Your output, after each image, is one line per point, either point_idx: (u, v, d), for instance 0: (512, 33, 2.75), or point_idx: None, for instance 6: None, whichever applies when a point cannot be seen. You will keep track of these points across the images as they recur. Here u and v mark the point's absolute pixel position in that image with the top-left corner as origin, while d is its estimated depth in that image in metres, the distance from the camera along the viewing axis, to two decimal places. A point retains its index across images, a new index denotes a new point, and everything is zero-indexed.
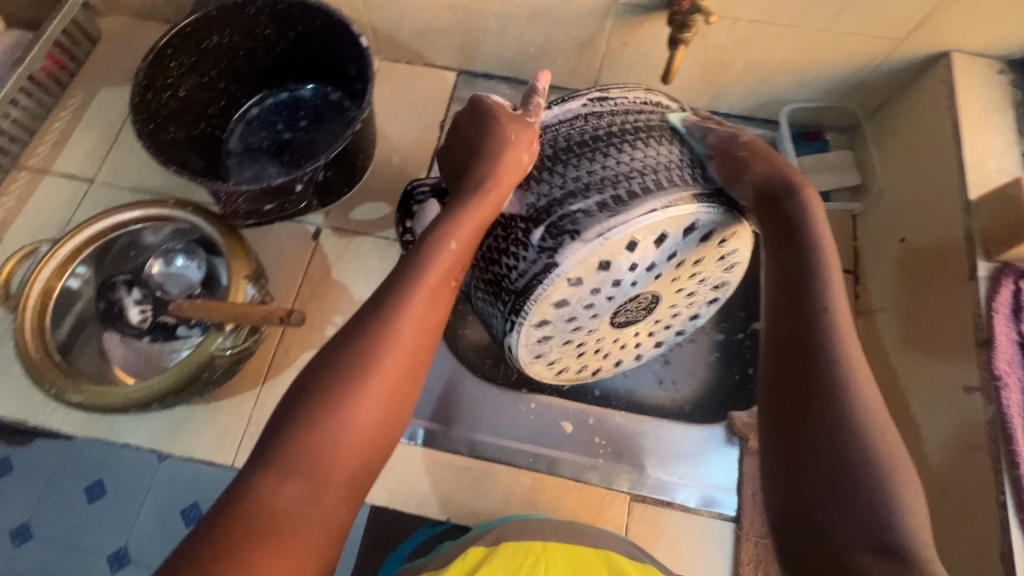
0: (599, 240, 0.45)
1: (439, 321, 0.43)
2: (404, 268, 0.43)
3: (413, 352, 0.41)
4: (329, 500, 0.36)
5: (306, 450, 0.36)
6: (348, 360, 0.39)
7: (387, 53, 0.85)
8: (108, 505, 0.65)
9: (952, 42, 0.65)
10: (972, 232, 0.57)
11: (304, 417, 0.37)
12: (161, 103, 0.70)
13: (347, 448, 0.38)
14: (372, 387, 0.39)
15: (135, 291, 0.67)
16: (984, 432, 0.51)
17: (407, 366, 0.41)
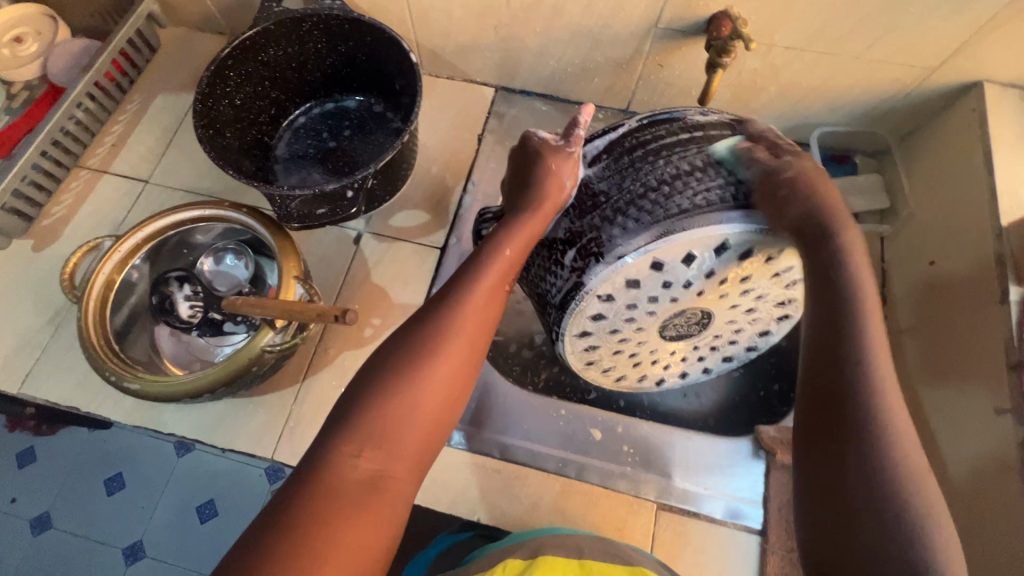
0: (619, 263, 0.50)
1: (489, 325, 0.49)
2: (457, 280, 0.50)
3: (473, 341, 0.47)
4: (401, 473, 0.42)
5: (379, 430, 0.42)
6: (410, 355, 0.45)
7: (430, 68, 0.89)
8: (128, 498, 0.70)
9: (984, 72, 0.66)
10: (1004, 257, 0.59)
11: (374, 392, 0.43)
12: (219, 110, 0.74)
13: (415, 430, 0.43)
14: (433, 379, 0.45)
15: (186, 286, 0.69)
16: (1017, 453, 0.52)
17: (462, 361, 0.46)
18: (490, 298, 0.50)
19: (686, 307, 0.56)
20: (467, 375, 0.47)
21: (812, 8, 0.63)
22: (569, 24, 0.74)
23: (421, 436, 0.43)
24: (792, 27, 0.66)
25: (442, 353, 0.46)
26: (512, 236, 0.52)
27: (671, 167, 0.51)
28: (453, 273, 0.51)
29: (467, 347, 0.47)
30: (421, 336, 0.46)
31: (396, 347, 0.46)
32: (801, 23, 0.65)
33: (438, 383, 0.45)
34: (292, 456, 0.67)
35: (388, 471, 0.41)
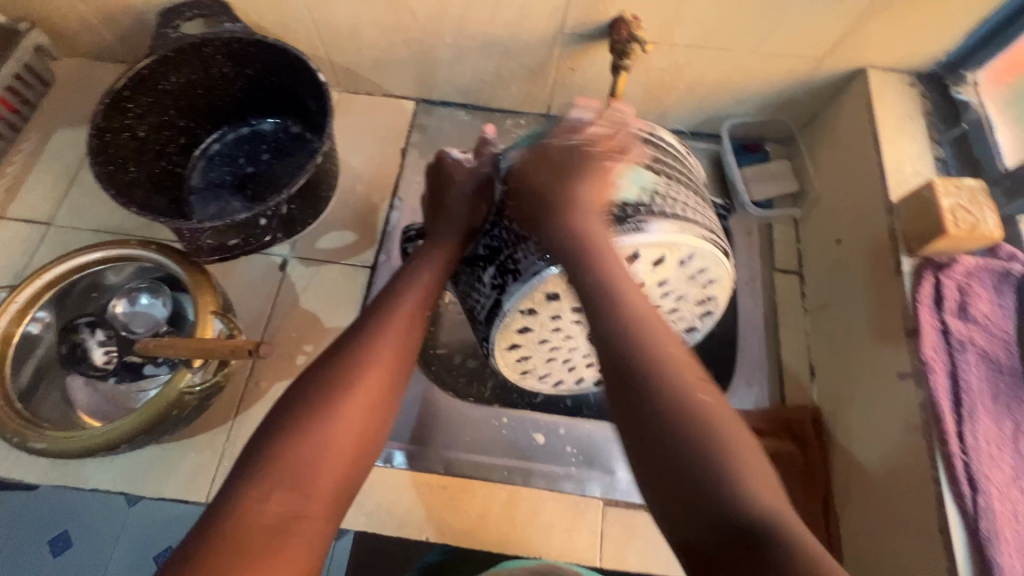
0: (535, 280, 0.51)
1: (409, 350, 0.50)
2: (373, 311, 0.51)
3: (392, 370, 0.48)
4: (314, 514, 0.41)
5: (289, 474, 0.41)
6: (324, 390, 0.45)
7: (347, 86, 0.88)
8: (71, 558, 0.63)
9: (866, 59, 0.71)
10: (895, 232, 0.63)
11: (285, 434, 0.43)
12: (120, 144, 0.70)
13: (329, 467, 0.42)
14: (348, 411, 0.45)
15: (98, 332, 0.65)
16: (918, 414, 0.55)
17: (381, 392, 0.47)
18: (411, 323, 0.50)
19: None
20: (386, 405, 0.47)
21: (704, 8, 0.66)
22: (478, 34, 0.74)
23: (339, 472, 0.43)
24: (688, 27, 0.69)
25: (356, 386, 0.46)
26: (431, 260, 0.55)
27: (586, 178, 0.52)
28: (371, 304, 0.52)
29: (384, 377, 0.47)
30: (333, 372, 0.46)
31: (309, 383, 0.46)
32: (697, 23, 0.68)
33: (353, 415, 0.45)
34: None
35: (302, 513, 0.41)
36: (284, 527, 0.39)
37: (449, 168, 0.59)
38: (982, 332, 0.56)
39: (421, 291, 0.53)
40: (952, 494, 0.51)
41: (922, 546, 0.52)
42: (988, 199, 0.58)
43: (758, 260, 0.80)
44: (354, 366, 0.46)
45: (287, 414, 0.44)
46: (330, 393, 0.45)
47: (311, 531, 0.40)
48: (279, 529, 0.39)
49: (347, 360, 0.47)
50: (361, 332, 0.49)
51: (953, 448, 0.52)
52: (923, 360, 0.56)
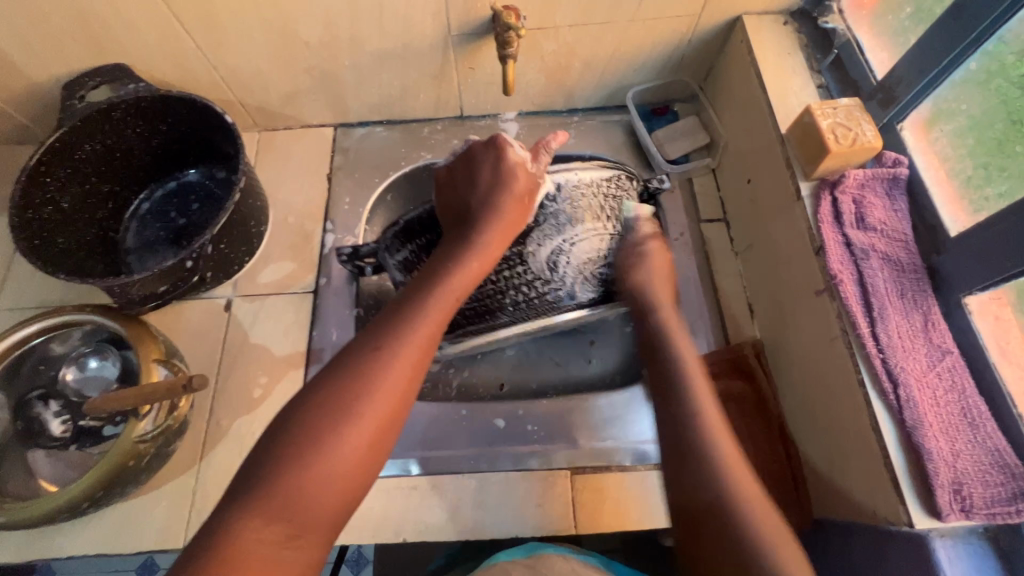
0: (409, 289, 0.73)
1: (417, 379, 0.50)
2: (396, 327, 0.52)
3: (399, 398, 0.48)
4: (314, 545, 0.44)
5: (282, 506, 0.43)
6: (317, 409, 0.46)
7: (265, 124, 0.90)
8: None
9: (739, 8, 0.74)
10: (791, 160, 0.66)
11: (278, 459, 0.44)
12: (44, 218, 0.72)
13: (328, 501, 0.44)
14: (345, 445, 0.45)
15: (52, 403, 0.68)
16: (837, 324, 0.58)
17: (383, 422, 0.47)
18: (422, 351, 0.51)
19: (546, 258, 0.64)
20: (383, 439, 0.47)
21: None
22: (373, 49, 0.77)
23: (336, 510, 0.45)
24: (566, 8, 0.72)
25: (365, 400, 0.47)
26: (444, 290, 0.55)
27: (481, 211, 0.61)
28: (379, 325, 0.52)
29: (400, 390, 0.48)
30: (340, 391, 0.47)
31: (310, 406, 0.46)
32: (572, 3, 0.72)
33: (360, 428, 0.46)
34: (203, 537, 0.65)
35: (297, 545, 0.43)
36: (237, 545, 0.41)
37: (500, 154, 0.61)
38: (882, 238, 0.59)
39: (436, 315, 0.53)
40: (877, 393, 0.53)
41: (860, 446, 0.55)
42: (864, 113, 0.62)
43: (684, 214, 0.84)
44: (361, 393, 0.47)
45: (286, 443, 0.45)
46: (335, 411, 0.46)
47: (323, 532, 0.44)
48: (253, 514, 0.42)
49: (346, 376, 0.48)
50: (357, 353, 0.49)
51: (871, 350, 0.54)
52: (831, 274, 0.58)
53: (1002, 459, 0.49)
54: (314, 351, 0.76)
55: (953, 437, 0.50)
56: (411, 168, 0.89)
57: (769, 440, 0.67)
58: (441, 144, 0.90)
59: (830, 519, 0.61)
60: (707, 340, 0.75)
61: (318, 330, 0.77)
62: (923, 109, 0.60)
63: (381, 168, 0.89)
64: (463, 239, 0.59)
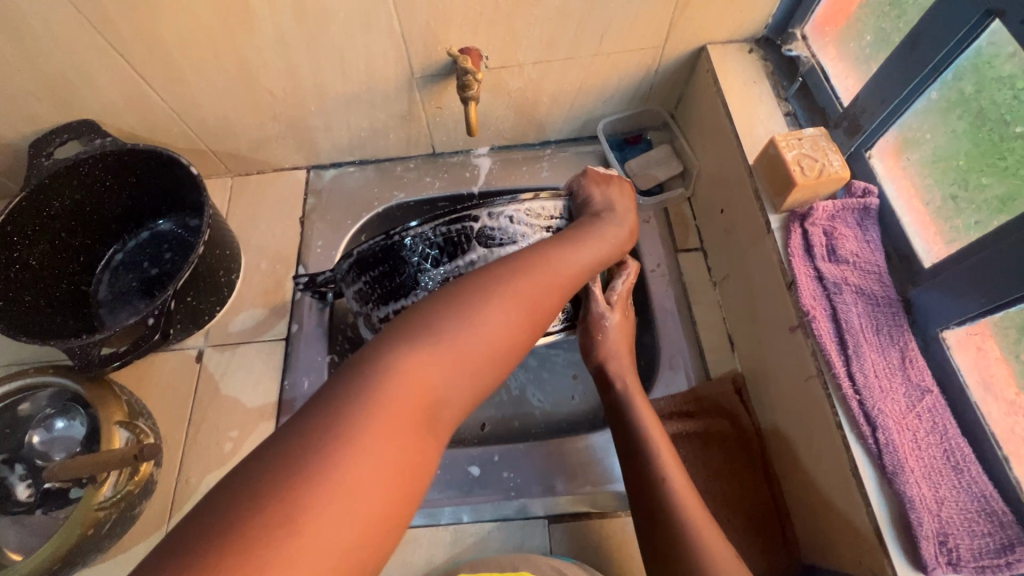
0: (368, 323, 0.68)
1: (517, 332, 0.47)
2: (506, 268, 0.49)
3: (493, 345, 0.44)
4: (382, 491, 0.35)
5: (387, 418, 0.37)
6: (404, 343, 0.41)
7: (237, 169, 0.90)
8: None
9: (702, 38, 0.74)
10: (760, 192, 0.64)
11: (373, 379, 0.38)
12: (10, 277, 0.72)
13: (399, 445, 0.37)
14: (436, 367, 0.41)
15: (18, 466, 0.67)
16: (812, 363, 0.56)
17: (480, 359, 0.43)
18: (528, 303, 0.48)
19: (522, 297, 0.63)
20: (474, 378, 0.43)
21: (533, 27, 0.69)
22: (338, 94, 0.77)
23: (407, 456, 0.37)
24: (527, 46, 0.72)
25: (459, 339, 0.43)
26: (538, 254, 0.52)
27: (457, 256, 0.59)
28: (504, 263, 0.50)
29: (489, 350, 0.44)
30: (469, 310, 0.44)
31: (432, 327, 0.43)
32: (533, 40, 0.71)
33: (443, 369, 0.41)
34: None
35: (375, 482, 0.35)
36: None
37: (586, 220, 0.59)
38: (855, 271, 0.57)
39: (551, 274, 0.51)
40: (856, 436, 0.51)
41: (842, 492, 0.52)
42: (831, 143, 0.61)
43: (661, 245, 0.82)
44: (466, 318, 0.44)
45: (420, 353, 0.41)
46: (433, 341, 0.42)
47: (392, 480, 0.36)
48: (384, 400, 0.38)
49: (451, 313, 0.44)
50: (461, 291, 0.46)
51: (847, 390, 0.52)
52: (805, 310, 0.56)
53: (988, 504, 0.47)
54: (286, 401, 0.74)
55: (936, 483, 0.48)
56: (384, 207, 0.89)
57: (754, 481, 0.64)
58: (415, 182, 0.90)
59: (818, 565, 0.58)
60: (687, 375, 0.73)
61: (289, 379, 0.75)
62: (891, 135, 0.59)
63: (354, 209, 0.88)
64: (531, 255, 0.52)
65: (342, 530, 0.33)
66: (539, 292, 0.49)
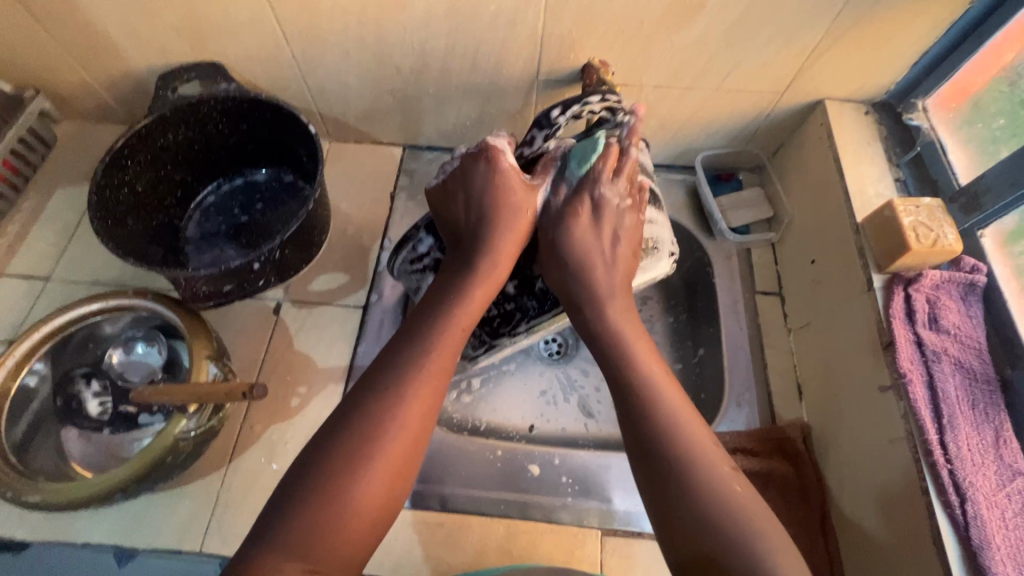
0: (392, 286, 0.81)
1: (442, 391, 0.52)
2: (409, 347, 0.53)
3: (418, 426, 0.49)
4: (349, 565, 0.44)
5: (307, 543, 0.42)
6: (334, 460, 0.46)
7: (336, 135, 0.92)
8: None
9: (823, 92, 0.76)
10: (864, 250, 0.66)
11: (293, 502, 0.44)
12: (119, 199, 0.74)
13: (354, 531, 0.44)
14: (373, 475, 0.46)
15: (94, 383, 0.67)
16: (902, 425, 0.57)
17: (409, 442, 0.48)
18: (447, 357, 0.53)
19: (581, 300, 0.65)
20: (411, 451, 0.48)
21: (667, 52, 0.71)
22: (459, 83, 0.79)
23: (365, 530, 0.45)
24: (655, 69, 0.74)
25: (351, 519, 0.44)
26: (469, 303, 0.57)
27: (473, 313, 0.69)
28: (400, 348, 0.53)
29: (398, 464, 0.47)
30: (347, 430, 0.47)
31: (307, 521, 0.43)
32: (663, 65, 0.73)
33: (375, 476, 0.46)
34: (222, 545, 0.64)
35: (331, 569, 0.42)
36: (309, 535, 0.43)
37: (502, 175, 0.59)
38: (955, 343, 0.58)
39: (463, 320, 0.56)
40: (943, 504, 0.52)
41: (917, 557, 0.53)
42: (947, 216, 0.62)
43: (740, 283, 0.83)
44: (377, 423, 0.48)
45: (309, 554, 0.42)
46: (319, 537, 0.43)
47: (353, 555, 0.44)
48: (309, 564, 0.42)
49: (332, 496, 0.44)
50: (349, 429, 0.47)
51: (938, 458, 0.53)
52: (901, 372, 0.57)
53: None
54: (355, 367, 0.75)
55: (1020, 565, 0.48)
56: None
57: (810, 532, 0.64)
58: None
59: None
60: (752, 415, 0.73)
61: (362, 346, 0.76)
62: (1007, 220, 0.61)
63: None
64: (466, 263, 0.59)
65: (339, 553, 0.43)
66: (428, 390, 0.51)
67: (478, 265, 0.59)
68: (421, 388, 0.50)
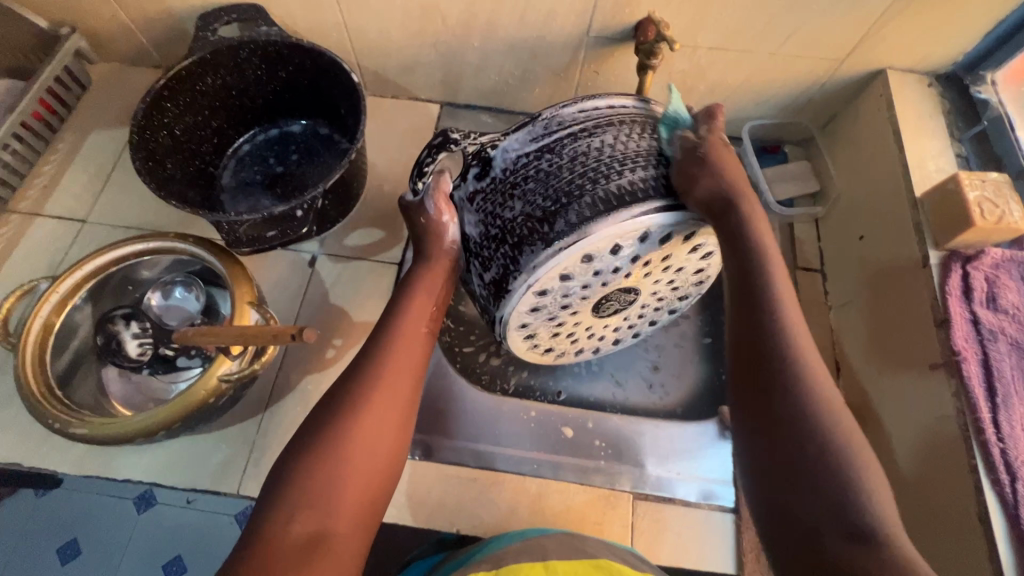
0: None
1: (416, 362, 0.54)
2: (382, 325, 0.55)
3: (398, 389, 0.51)
4: (343, 529, 0.44)
5: (306, 496, 0.44)
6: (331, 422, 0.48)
7: (373, 89, 0.90)
8: None
9: (886, 61, 0.72)
10: (921, 225, 0.64)
11: (300, 459, 0.46)
12: (158, 142, 0.73)
13: (349, 491, 0.46)
14: (357, 433, 0.48)
15: (133, 324, 0.65)
16: (952, 403, 0.56)
17: (394, 404, 0.51)
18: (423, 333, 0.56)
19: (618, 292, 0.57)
20: (399, 416, 0.50)
21: (727, 9, 0.68)
22: (505, 37, 0.76)
23: (360, 492, 0.46)
24: (712, 29, 0.71)
25: (345, 475, 0.46)
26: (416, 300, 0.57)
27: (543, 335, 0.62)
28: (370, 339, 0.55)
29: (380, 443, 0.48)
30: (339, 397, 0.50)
31: (310, 474, 0.45)
32: (721, 25, 0.70)
33: (363, 439, 0.48)
34: (259, 488, 0.65)
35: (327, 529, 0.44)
36: (304, 487, 0.44)
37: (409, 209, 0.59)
38: (1013, 322, 0.57)
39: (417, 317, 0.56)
40: (991, 482, 0.51)
41: (960, 532, 0.53)
42: (1014, 192, 0.60)
43: (781, 257, 0.81)
44: (362, 386, 0.50)
45: (309, 512, 0.44)
46: (318, 487, 0.45)
47: (350, 517, 0.45)
48: (314, 539, 0.43)
49: (326, 453, 0.46)
50: (343, 392, 0.50)
51: (990, 437, 0.52)
52: (955, 350, 0.56)
53: None
54: None
55: None
56: None
57: None
58: None
59: None
60: None
61: None
62: None
63: None
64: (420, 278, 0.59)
65: (338, 510, 0.45)
66: (401, 357, 0.53)
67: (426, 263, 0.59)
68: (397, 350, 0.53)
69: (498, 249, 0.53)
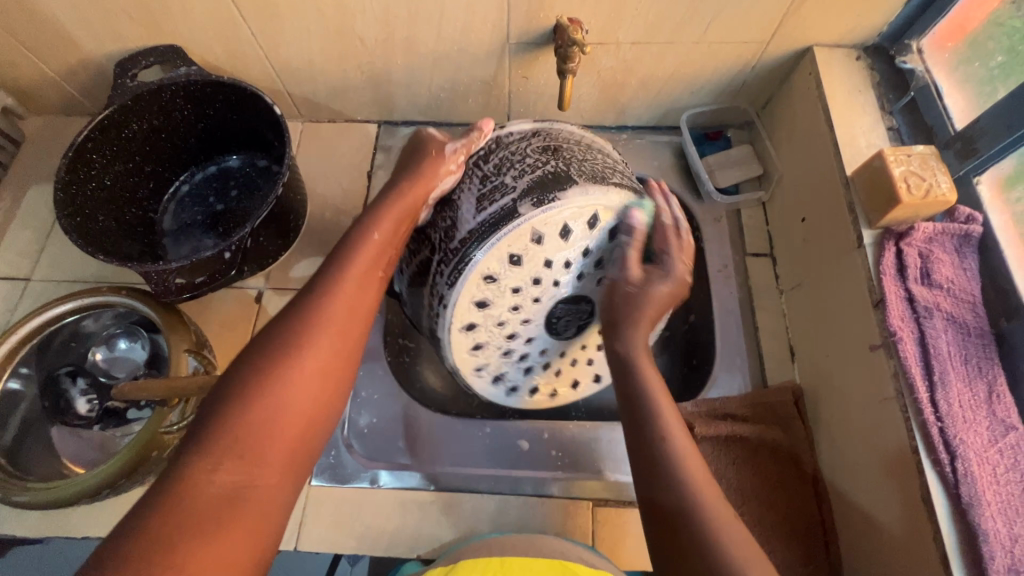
0: None
1: (366, 310, 0.49)
2: (329, 260, 0.50)
3: (344, 329, 0.46)
4: (270, 481, 0.40)
5: (234, 440, 0.39)
6: (275, 349, 0.43)
7: (308, 115, 0.89)
8: None
9: (812, 38, 0.71)
10: (854, 205, 0.63)
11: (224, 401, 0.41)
12: (87, 194, 0.72)
13: (284, 431, 0.41)
14: (306, 361, 0.43)
15: (80, 381, 0.68)
16: (892, 384, 0.55)
17: (340, 337, 0.46)
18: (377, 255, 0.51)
19: (563, 304, 0.58)
20: (346, 356, 0.46)
21: (641, 4, 0.67)
22: (427, 52, 0.75)
23: (292, 440, 0.42)
24: (631, 25, 0.70)
25: (281, 417, 0.41)
26: (385, 218, 0.52)
27: (501, 358, 0.61)
28: (317, 271, 0.49)
29: (316, 389, 0.43)
30: (276, 333, 0.45)
31: (244, 408, 0.40)
32: (639, 19, 0.69)
33: (308, 375, 0.43)
34: None
35: (252, 480, 0.39)
36: (220, 437, 0.39)
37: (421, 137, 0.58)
38: (948, 297, 0.56)
39: (372, 248, 0.51)
40: (932, 462, 0.51)
41: (908, 512, 0.52)
42: (940, 163, 0.59)
43: (729, 245, 0.80)
44: (317, 311, 0.46)
45: (241, 454, 0.39)
46: (244, 430, 0.40)
47: (279, 472, 0.40)
48: (234, 493, 0.38)
49: (266, 383, 0.42)
50: (291, 323, 0.45)
51: (929, 417, 0.52)
52: (891, 331, 0.56)
53: None
54: None
55: (1012, 520, 0.48)
56: None
57: (802, 495, 0.63)
58: None
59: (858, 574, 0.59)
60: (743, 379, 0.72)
61: None
62: (1004, 165, 0.58)
63: None
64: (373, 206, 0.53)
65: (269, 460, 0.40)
66: (352, 291, 0.48)
67: (396, 194, 0.53)
68: (348, 279, 0.48)
69: (425, 293, 0.57)
